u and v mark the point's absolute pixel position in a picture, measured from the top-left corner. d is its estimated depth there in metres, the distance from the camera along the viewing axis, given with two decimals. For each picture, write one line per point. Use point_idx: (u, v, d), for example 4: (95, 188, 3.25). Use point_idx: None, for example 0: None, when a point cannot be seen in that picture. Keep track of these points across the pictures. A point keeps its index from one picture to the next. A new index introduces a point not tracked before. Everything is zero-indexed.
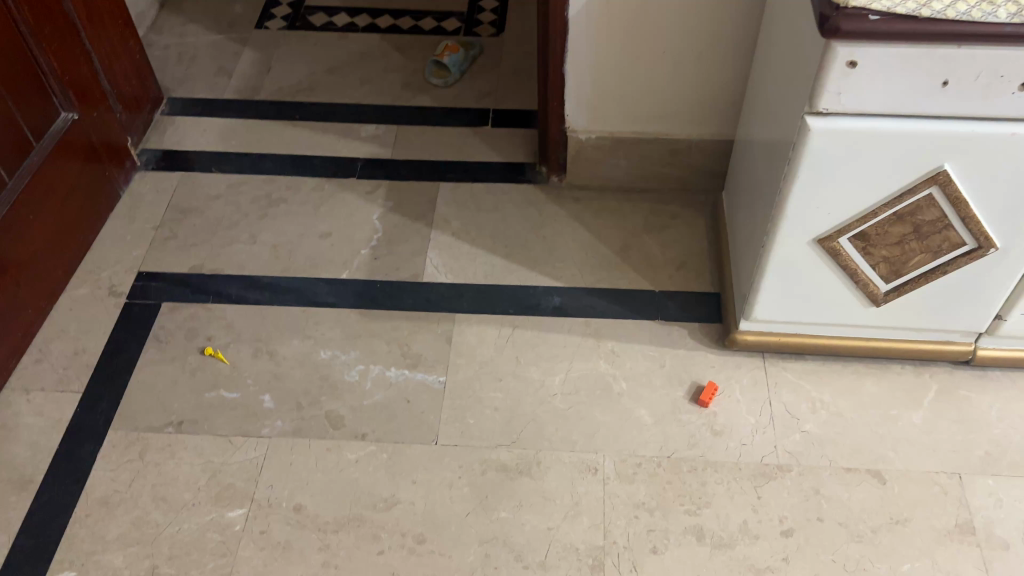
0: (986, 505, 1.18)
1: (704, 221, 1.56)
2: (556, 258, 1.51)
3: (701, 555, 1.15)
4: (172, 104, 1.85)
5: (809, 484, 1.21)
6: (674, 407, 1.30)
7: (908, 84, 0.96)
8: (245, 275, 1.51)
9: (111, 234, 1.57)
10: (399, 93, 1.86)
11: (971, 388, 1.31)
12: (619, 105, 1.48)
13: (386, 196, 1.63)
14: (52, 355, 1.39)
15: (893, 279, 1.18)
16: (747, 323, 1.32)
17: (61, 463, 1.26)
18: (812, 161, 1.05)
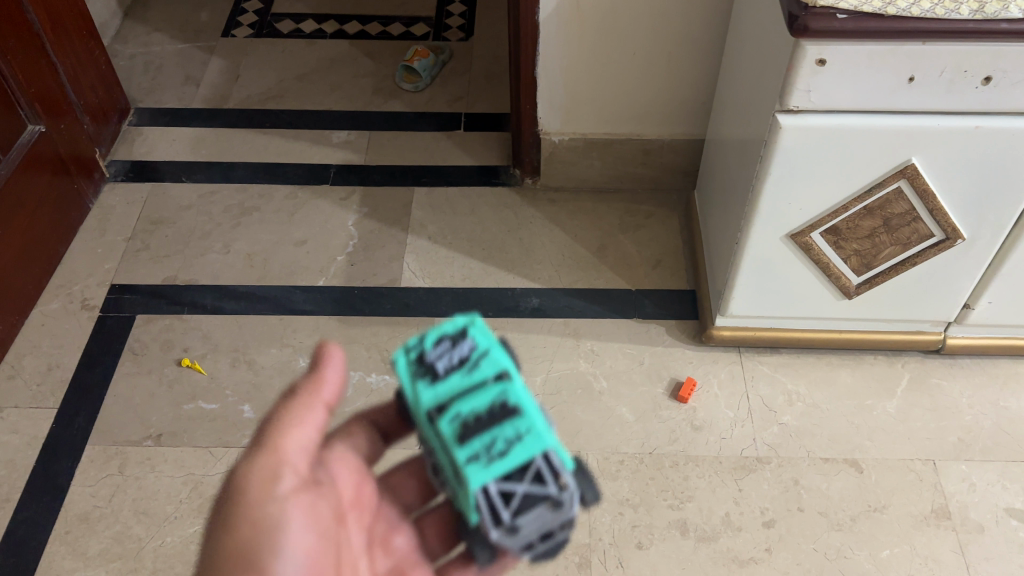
0: (960, 490, 1.21)
1: (678, 220, 1.57)
2: (533, 260, 1.52)
3: (686, 549, 1.16)
4: (140, 114, 1.83)
5: (788, 475, 1.23)
6: (655, 403, 1.31)
7: (875, 81, 0.98)
8: (219, 285, 1.49)
9: (81, 247, 1.55)
10: (370, 98, 1.86)
11: (942, 376, 1.34)
12: (592, 107, 1.49)
13: (360, 201, 1.63)
14: (26, 371, 1.37)
15: (864, 272, 1.21)
16: (722, 319, 1.34)
17: (38, 481, 1.24)
18: (783, 158, 1.07)
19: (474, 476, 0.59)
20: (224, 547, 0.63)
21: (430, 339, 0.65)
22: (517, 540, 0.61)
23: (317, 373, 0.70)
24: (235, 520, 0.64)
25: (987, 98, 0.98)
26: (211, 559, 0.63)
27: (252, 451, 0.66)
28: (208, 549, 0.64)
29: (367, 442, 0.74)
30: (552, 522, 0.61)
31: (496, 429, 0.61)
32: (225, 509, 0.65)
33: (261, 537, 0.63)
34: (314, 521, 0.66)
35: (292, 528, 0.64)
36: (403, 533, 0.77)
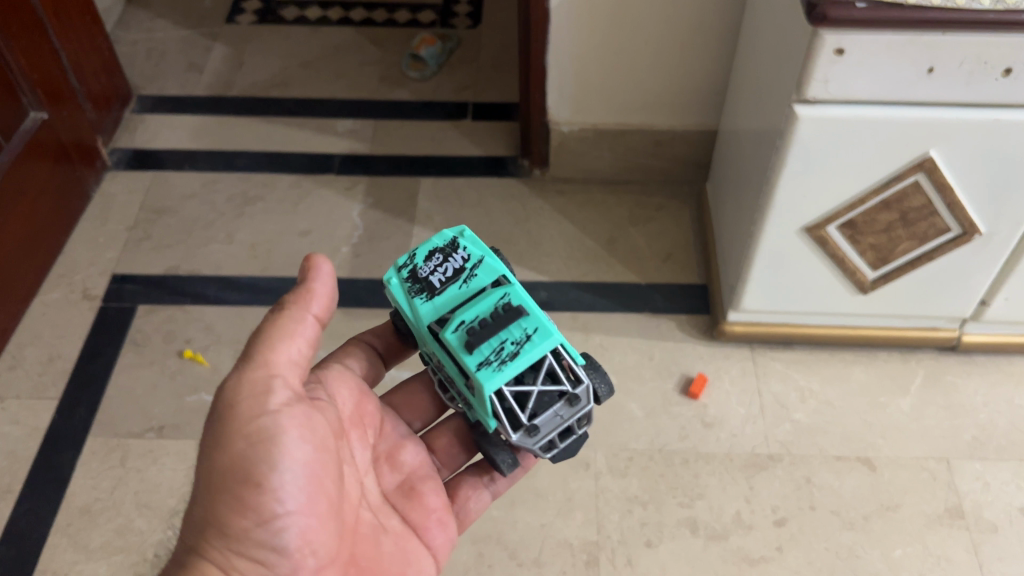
0: (975, 489, 1.19)
1: (688, 213, 1.55)
2: (541, 252, 1.50)
3: (696, 547, 1.14)
4: (142, 101, 1.80)
5: (801, 473, 1.21)
6: (665, 399, 1.29)
7: (894, 73, 0.95)
8: (223, 275, 1.47)
9: (83, 236, 1.53)
10: (375, 87, 1.83)
11: (957, 374, 1.32)
12: (601, 97, 1.46)
13: (365, 192, 1.61)
14: (27, 361, 1.35)
15: (880, 266, 1.19)
16: (735, 314, 1.32)
17: (39, 473, 1.22)
18: (799, 149, 1.04)
19: (487, 381, 0.77)
20: (225, 457, 0.71)
21: (424, 261, 0.88)
22: (540, 441, 0.80)
23: (308, 288, 0.80)
24: (232, 433, 0.71)
25: (1007, 90, 0.95)
26: (213, 467, 0.71)
27: (245, 367, 0.74)
28: (209, 459, 0.72)
29: (365, 361, 0.93)
30: (565, 422, 0.81)
31: (503, 333, 0.80)
32: (219, 423, 0.72)
33: (260, 446, 0.71)
34: (309, 431, 0.74)
35: (290, 439, 0.72)
36: (405, 448, 0.90)
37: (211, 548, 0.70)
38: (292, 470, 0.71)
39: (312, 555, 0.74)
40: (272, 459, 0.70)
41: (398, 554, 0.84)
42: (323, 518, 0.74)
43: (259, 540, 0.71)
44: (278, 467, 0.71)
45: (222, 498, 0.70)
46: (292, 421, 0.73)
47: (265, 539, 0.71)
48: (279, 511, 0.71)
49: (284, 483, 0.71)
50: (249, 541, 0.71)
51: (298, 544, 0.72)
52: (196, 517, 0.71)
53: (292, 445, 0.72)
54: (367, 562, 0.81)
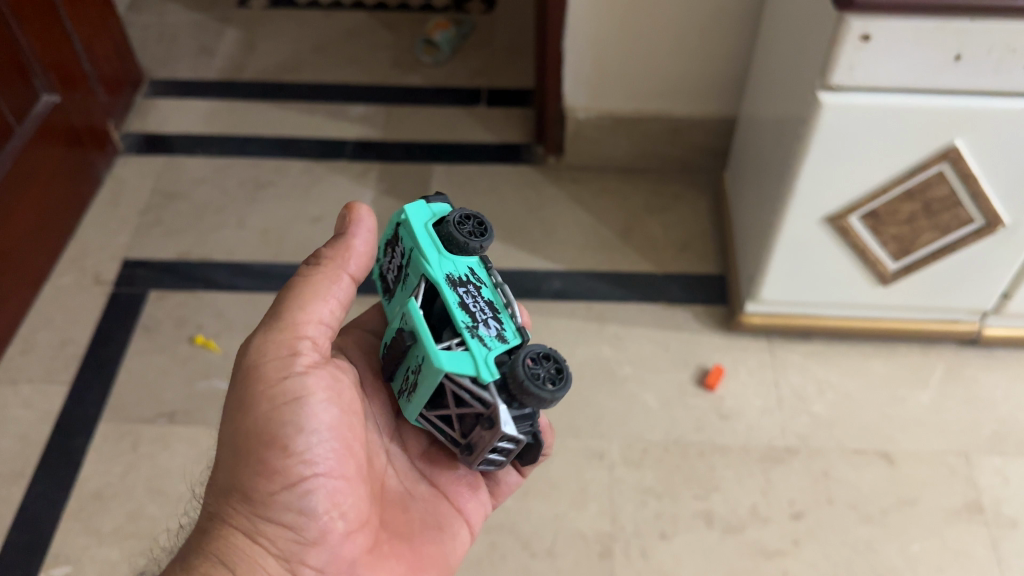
0: (994, 484, 1.18)
1: (706, 202, 1.53)
2: (555, 241, 1.48)
3: (711, 539, 1.13)
4: (154, 85, 1.79)
5: (818, 466, 1.20)
6: (681, 390, 1.28)
7: (922, 59, 0.93)
8: (234, 261, 1.46)
9: (95, 220, 1.52)
10: (389, 72, 1.81)
11: (977, 368, 1.30)
12: (619, 84, 1.45)
13: (377, 178, 1.59)
14: (38, 346, 1.34)
15: (902, 257, 1.17)
16: (753, 305, 1.31)
17: (51, 457, 1.22)
18: (823, 137, 1.02)
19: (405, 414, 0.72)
20: (251, 419, 0.70)
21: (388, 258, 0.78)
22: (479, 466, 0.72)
23: (340, 245, 0.77)
24: (258, 395, 0.70)
25: None
26: (238, 431, 0.70)
27: (272, 326, 0.72)
28: (234, 422, 0.71)
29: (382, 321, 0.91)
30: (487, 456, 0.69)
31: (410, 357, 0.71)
32: (243, 387, 0.71)
33: (286, 406, 0.70)
34: (336, 395, 0.73)
35: (317, 401, 0.71)
36: None
37: (236, 514, 0.70)
38: (319, 431, 0.70)
39: (342, 518, 0.71)
40: (299, 420, 0.70)
41: (430, 521, 0.81)
42: (351, 481, 0.73)
43: (286, 504, 0.69)
44: (305, 428, 0.70)
45: (248, 460, 0.69)
46: (320, 383, 0.71)
47: (292, 502, 0.70)
48: (306, 473, 0.70)
49: (309, 446, 0.70)
50: (274, 505, 0.69)
51: (326, 507, 0.70)
52: (221, 482, 0.71)
53: (319, 407, 0.71)
54: (398, 530, 0.78)
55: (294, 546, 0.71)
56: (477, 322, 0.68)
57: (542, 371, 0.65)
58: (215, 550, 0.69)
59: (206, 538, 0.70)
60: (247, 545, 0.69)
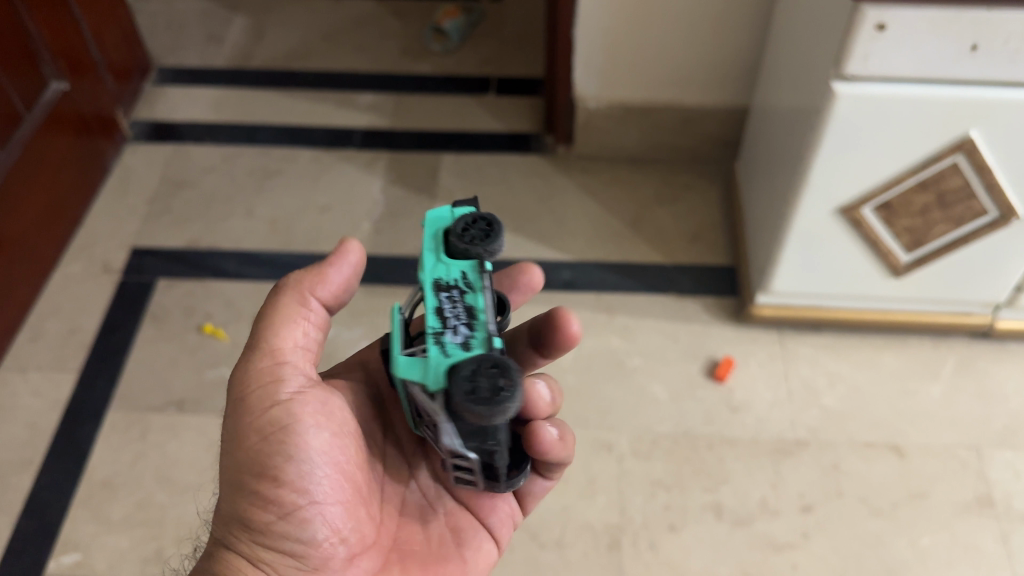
0: (1006, 478, 1.17)
1: (716, 193, 1.52)
2: (564, 231, 1.48)
3: (720, 532, 1.13)
4: (162, 72, 1.78)
5: (828, 459, 1.19)
6: (690, 382, 1.27)
7: (938, 48, 0.92)
8: (243, 250, 1.46)
9: (103, 208, 1.52)
10: (398, 60, 1.80)
11: (989, 361, 1.29)
12: (630, 73, 1.43)
13: (386, 168, 1.58)
14: (47, 334, 1.35)
15: (915, 249, 1.16)
16: (764, 296, 1.30)
17: (60, 445, 1.22)
18: (836, 128, 1.01)
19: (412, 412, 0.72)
20: (241, 453, 0.69)
21: None
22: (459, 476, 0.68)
23: (318, 269, 0.74)
24: (246, 428, 0.69)
25: None
26: (230, 463, 0.70)
27: (252, 358, 0.71)
28: (226, 458, 0.70)
29: None
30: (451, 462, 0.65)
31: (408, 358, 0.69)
32: (232, 418, 0.70)
33: (274, 437, 0.68)
34: (328, 419, 0.71)
35: (306, 429, 0.69)
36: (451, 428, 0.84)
37: (236, 543, 0.70)
38: (309, 460, 0.69)
39: (341, 542, 0.71)
40: (289, 450, 0.68)
41: (449, 535, 0.80)
42: (349, 504, 0.72)
43: (283, 536, 0.69)
44: (295, 458, 0.68)
45: (242, 493, 0.69)
46: (307, 411, 0.70)
47: (290, 532, 0.69)
48: (300, 502, 0.69)
49: (302, 475, 0.69)
50: (273, 534, 0.69)
51: (324, 533, 0.70)
52: (221, 513, 0.71)
53: (309, 435, 0.69)
54: (410, 546, 0.78)
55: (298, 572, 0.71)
56: (450, 325, 0.62)
57: (480, 386, 0.57)
58: None
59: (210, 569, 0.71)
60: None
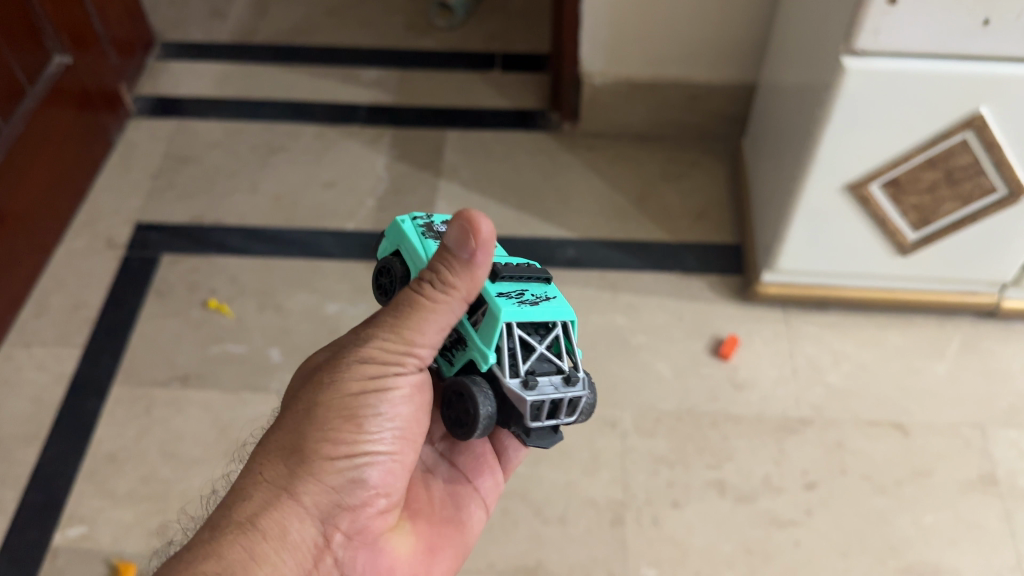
0: (1010, 456, 1.17)
1: (723, 171, 1.52)
2: (570, 209, 1.47)
3: (723, 509, 1.13)
4: (165, 47, 1.77)
5: (832, 437, 1.19)
6: (694, 359, 1.27)
7: (949, 23, 0.91)
8: (247, 226, 1.46)
9: (107, 184, 1.52)
10: (402, 36, 1.79)
11: (995, 340, 1.29)
12: (638, 48, 1.42)
13: (390, 144, 1.58)
14: (51, 309, 1.35)
15: (921, 227, 1.15)
16: (770, 274, 1.30)
17: (65, 419, 1.23)
18: (846, 104, 1.00)
19: (504, 305, 0.70)
20: (330, 395, 0.67)
21: (443, 224, 0.78)
22: (533, 392, 0.68)
23: (464, 272, 0.66)
24: (345, 373, 0.68)
25: None
26: (322, 397, 0.67)
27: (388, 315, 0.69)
28: (317, 391, 0.68)
29: None
30: (559, 393, 0.69)
31: (526, 285, 0.74)
32: (339, 358, 0.69)
33: (365, 390, 0.68)
34: (417, 393, 0.71)
35: (396, 393, 0.69)
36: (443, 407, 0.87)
37: (289, 471, 0.66)
38: (390, 420, 0.69)
39: (384, 498, 0.70)
40: (376, 406, 0.68)
41: (449, 499, 0.82)
42: (403, 469, 0.71)
43: (340, 478, 0.67)
44: (378, 414, 0.68)
45: (320, 425, 0.67)
46: (404, 379, 0.69)
47: (347, 477, 0.67)
48: (368, 453, 0.68)
49: (380, 428, 0.69)
50: (329, 470, 0.66)
51: (377, 486, 0.69)
52: (282, 439, 0.67)
53: (397, 398, 0.69)
54: (416, 506, 0.79)
55: (333, 512, 0.67)
56: None
57: None
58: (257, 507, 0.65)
59: (245, 497, 0.66)
60: (287, 509, 0.65)
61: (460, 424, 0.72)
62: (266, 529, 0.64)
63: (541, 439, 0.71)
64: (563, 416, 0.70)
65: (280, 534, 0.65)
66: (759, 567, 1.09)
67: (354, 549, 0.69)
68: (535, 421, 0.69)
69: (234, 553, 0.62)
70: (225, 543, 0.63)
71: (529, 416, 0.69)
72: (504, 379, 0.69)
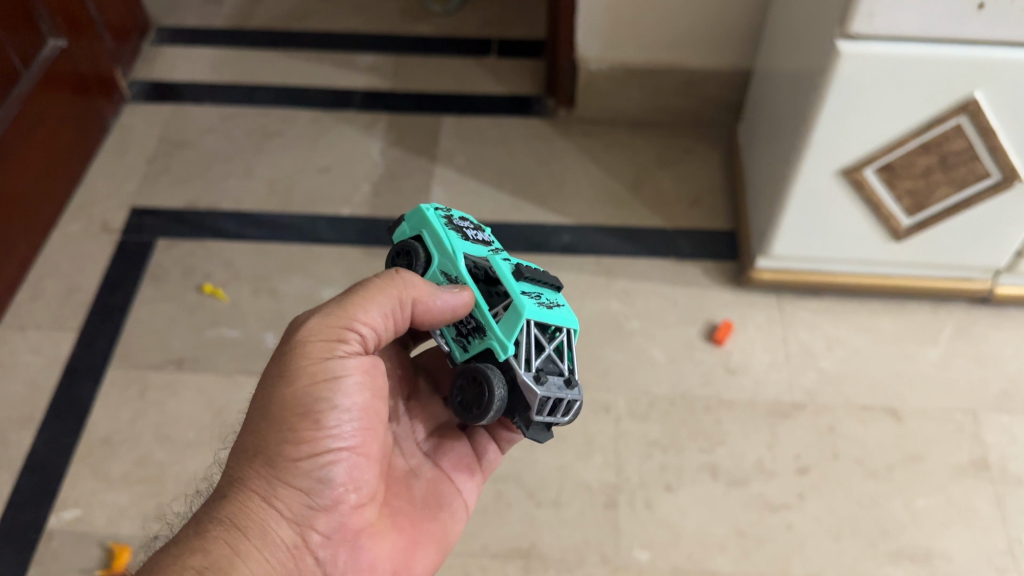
0: (1001, 442, 1.17)
1: (717, 157, 1.52)
2: (565, 194, 1.47)
3: (716, 492, 1.14)
4: (161, 32, 1.77)
5: (825, 421, 1.20)
6: (688, 344, 1.28)
7: (945, 6, 0.91)
8: (242, 211, 1.46)
9: (102, 168, 1.52)
10: (398, 21, 1.79)
11: (988, 326, 1.29)
12: (634, 34, 1.42)
13: (385, 129, 1.57)
14: (46, 293, 1.35)
15: (915, 213, 1.15)
16: (764, 260, 1.30)
17: (60, 401, 1.23)
18: (840, 88, 1.00)
19: (528, 302, 0.70)
20: (283, 393, 0.68)
21: (457, 217, 0.77)
22: (543, 387, 0.69)
23: (426, 290, 0.70)
24: (294, 370, 0.68)
25: None
26: (275, 397, 0.68)
27: (328, 311, 0.70)
28: (269, 392, 0.69)
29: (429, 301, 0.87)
30: (565, 392, 0.70)
31: (541, 288, 0.75)
32: (286, 355, 0.69)
33: (318, 384, 0.68)
34: (371, 380, 0.71)
35: (351, 383, 0.69)
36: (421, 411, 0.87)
37: (256, 473, 0.68)
38: (348, 412, 0.69)
39: (355, 491, 0.70)
40: (330, 399, 0.68)
41: (430, 497, 0.81)
42: (370, 459, 0.72)
43: (305, 474, 0.68)
44: (336, 406, 0.68)
45: (277, 425, 0.68)
46: (354, 368, 0.70)
47: (314, 473, 0.68)
48: (329, 449, 0.69)
49: (339, 422, 0.69)
50: (294, 468, 0.68)
51: (344, 480, 0.69)
52: (245, 442, 0.69)
53: (351, 387, 0.69)
54: (399, 503, 0.78)
55: (306, 512, 0.69)
56: None
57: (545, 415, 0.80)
58: (231, 512, 0.67)
59: (219, 501, 0.68)
60: (262, 509, 0.67)
61: (466, 406, 0.71)
62: (246, 528, 0.66)
63: (537, 433, 0.72)
64: (560, 415, 0.71)
65: (259, 533, 0.67)
66: (751, 550, 1.09)
67: (334, 545, 0.70)
68: (539, 415, 0.70)
69: (217, 551, 0.65)
70: (210, 543, 0.65)
71: (535, 411, 0.69)
72: (520, 372, 0.69)
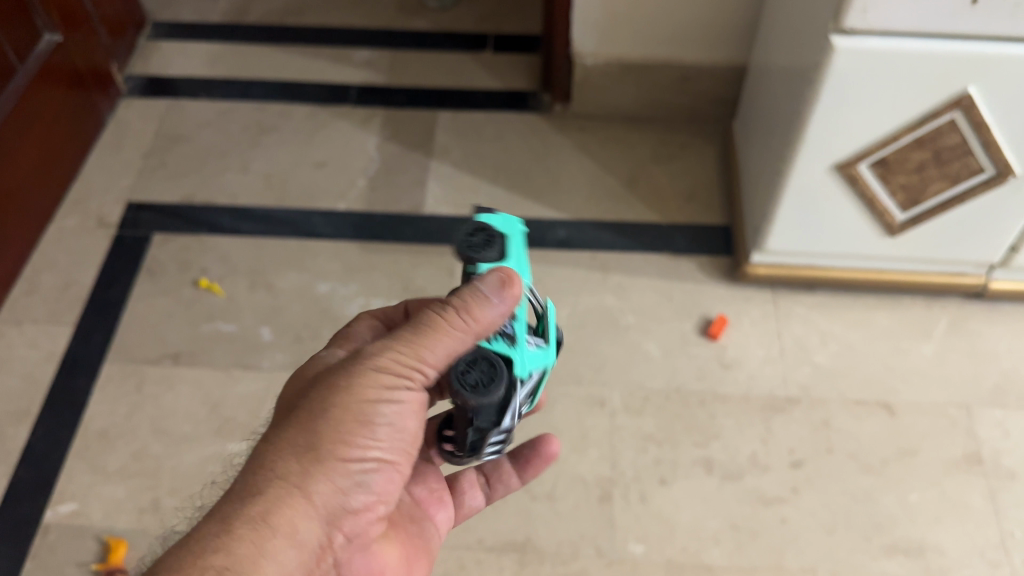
0: (994, 436, 1.18)
1: (713, 152, 1.52)
2: (561, 189, 1.47)
3: (710, 486, 1.14)
4: (157, 27, 1.77)
5: (819, 416, 1.20)
6: (683, 339, 1.28)
7: (937, 2, 0.91)
8: (238, 206, 1.46)
9: (98, 163, 1.52)
10: (394, 16, 1.79)
11: (982, 321, 1.30)
12: (629, 29, 1.42)
13: (381, 125, 1.57)
14: (42, 287, 1.35)
15: (910, 208, 1.16)
16: (759, 255, 1.30)
17: (56, 396, 1.23)
18: (835, 83, 1.01)
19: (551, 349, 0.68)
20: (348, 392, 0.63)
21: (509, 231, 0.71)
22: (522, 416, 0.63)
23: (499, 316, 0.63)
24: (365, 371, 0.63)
25: None
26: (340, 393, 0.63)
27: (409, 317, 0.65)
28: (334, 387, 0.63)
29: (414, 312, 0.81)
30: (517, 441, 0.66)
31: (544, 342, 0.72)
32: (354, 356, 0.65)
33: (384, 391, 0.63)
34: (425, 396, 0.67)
35: (412, 397, 0.65)
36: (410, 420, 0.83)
37: (302, 470, 0.61)
38: (401, 426, 0.65)
39: (382, 504, 0.66)
40: (391, 408, 0.64)
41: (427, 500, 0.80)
42: (401, 475, 0.68)
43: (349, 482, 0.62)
44: (392, 417, 0.64)
45: (336, 424, 0.62)
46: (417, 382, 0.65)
47: (354, 480, 0.63)
48: (376, 459, 0.64)
49: (389, 432, 0.65)
50: (342, 471, 0.62)
51: (379, 492, 0.65)
52: (295, 434, 0.62)
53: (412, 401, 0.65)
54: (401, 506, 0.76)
55: (337, 516, 0.63)
56: None
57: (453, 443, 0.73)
58: (266, 504, 0.59)
59: (250, 489, 0.60)
60: (298, 508, 0.60)
61: (472, 385, 0.60)
62: (277, 527, 0.59)
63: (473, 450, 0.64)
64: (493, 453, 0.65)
65: (288, 533, 0.59)
66: (745, 544, 1.10)
67: (348, 552, 0.66)
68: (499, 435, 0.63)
69: (244, 549, 0.57)
70: (236, 538, 0.57)
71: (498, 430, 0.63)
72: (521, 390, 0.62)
